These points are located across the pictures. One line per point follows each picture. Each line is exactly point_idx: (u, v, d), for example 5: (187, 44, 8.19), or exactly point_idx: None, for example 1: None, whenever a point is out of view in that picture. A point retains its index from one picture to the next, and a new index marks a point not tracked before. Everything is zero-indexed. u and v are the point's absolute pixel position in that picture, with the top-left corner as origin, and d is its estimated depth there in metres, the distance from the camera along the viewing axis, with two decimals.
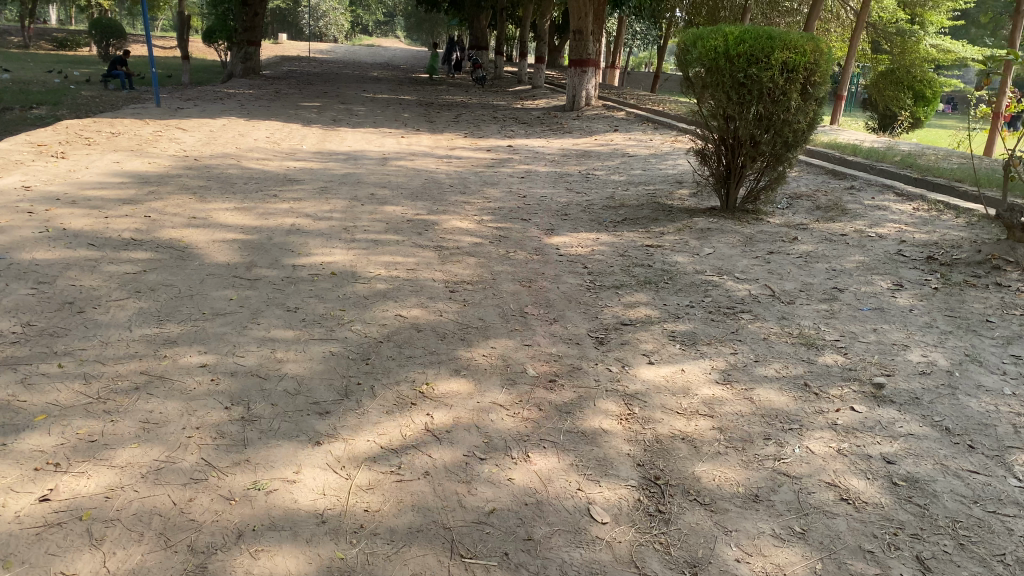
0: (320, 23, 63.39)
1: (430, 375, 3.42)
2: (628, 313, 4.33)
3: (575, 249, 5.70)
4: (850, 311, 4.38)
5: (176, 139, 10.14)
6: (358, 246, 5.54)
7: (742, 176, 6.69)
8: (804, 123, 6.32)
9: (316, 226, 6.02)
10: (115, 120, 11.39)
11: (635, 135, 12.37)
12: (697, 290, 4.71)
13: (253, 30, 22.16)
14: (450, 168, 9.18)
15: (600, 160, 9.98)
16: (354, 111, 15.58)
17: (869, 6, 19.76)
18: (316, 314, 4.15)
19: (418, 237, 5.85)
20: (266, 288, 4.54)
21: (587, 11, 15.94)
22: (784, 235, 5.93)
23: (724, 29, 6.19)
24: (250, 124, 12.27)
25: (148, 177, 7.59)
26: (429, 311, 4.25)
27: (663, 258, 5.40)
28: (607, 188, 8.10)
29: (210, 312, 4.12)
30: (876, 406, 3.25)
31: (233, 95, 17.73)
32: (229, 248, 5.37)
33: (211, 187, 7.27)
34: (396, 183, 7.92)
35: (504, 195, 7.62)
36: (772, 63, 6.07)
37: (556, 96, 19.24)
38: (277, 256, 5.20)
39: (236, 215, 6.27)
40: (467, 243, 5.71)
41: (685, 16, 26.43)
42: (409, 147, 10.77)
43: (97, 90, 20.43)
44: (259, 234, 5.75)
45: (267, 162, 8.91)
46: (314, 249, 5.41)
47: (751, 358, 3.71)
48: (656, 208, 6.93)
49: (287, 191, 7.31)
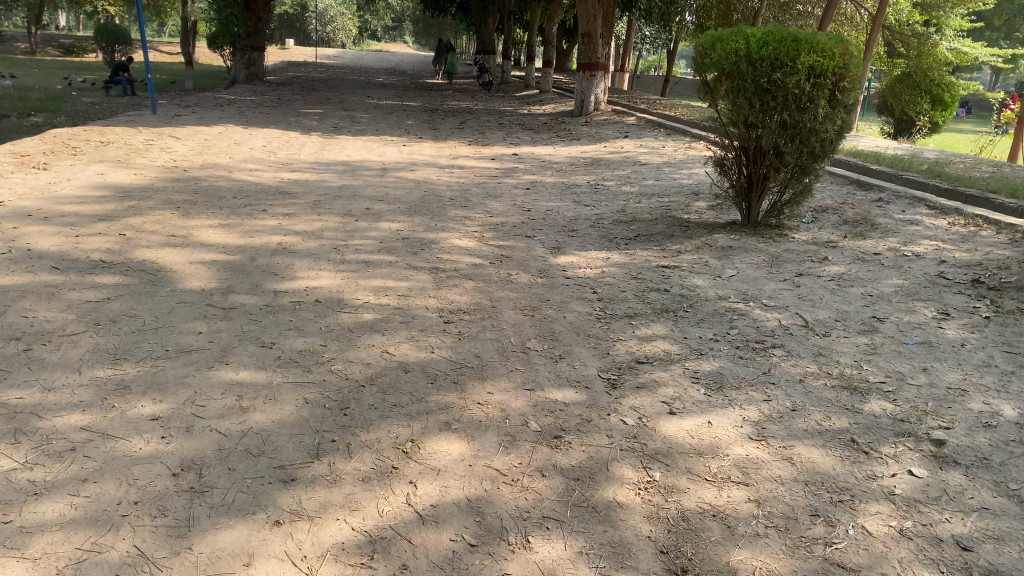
0: (327, 28, 63.21)
1: (416, 430, 2.96)
2: (644, 348, 3.86)
3: (583, 270, 5.23)
4: (893, 346, 3.89)
5: (168, 149, 9.74)
6: (347, 268, 5.09)
7: (765, 188, 6.23)
8: (832, 131, 5.84)
9: (303, 245, 5.58)
10: (107, 128, 10.99)
11: (647, 142, 11.90)
12: (721, 320, 4.24)
13: (256, 35, 21.80)
14: (452, 178, 8.73)
15: (610, 169, 9.51)
16: (356, 118, 15.15)
17: (885, 9, 19.22)
18: (294, 350, 3.70)
19: (413, 257, 5.40)
20: (240, 319, 4.09)
21: (596, 14, 15.45)
22: (812, 254, 5.45)
23: (745, 31, 5.71)
24: (247, 132, 11.86)
25: (130, 191, 7.16)
26: (420, 346, 3.79)
27: (681, 281, 4.93)
28: (618, 200, 7.64)
29: (174, 350, 3.67)
30: (939, 469, 2.77)
31: (234, 101, 17.33)
32: (207, 270, 4.92)
33: (197, 202, 6.84)
34: (394, 196, 7.48)
35: (509, 209, 7.17)
36: (797, 68, 5.59)
37: (563, 101, 18.79)
38: (256, 280, 4.75)
39: (219, 233, 5.83)
40: (466, 264, 5.25)
41: (696, 20, 25.99)
42: (411, 157, 10.34)
43: (97, 96, 20.09)
44: (241, 254, 5.31)
45: (260, 174, 8.48)
46: (298, 271, 4.96)
47: (786, 407, 3.23)
48: (671, 223, 6.46)
49: (277, 205, 6.87)
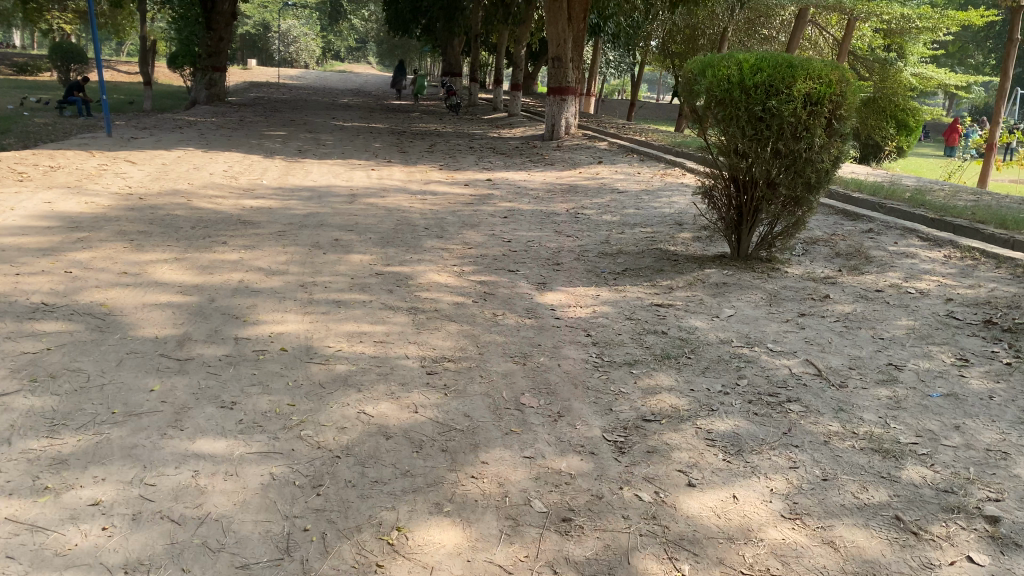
0: (290, 48, 62.64)
1: (403, 515, 2.56)
2: (649, 404, 3.50)
3: (572, 309, 4.87)
4: (917, 399, 3.57)
5: (123, 174, 9.24)
6: (316, 309, 4.67)
7: (756, 220, 5.93)
8: (827, 162, 5.56)
9: (269, 283, 5.15)
10: (58, 152, 10.45)
11: (622, 167, 11.64)
12: (727, 368, 3.89)
13: (218, 55, 21.29)
14: (424, 206, 8.36)
15: (588, 196, 9.19)
16: (322, 141, 14.70)
17: (850, 34, 19.34)
18: (260, 412, 3.28)
19: (389, 295, 4.99)
20: (197, 373, 3.65)
21: (566, 37, 15.23)
22: (812, 290, 5.15)
23: (737, 56, 5.43)
24: (208, 156, 11.38)
25: (80, 221, 6.67)
26: (402, 405, 3.39)
27: (679, 321, 4.59)
28: (600, 230, 7.32)
29: (121, 412, 3.23)
30: (1001, 554, 2.44)
31: (194, 123, 16.77)
32: (161, 314, 4.47)
33: (153, 233, 6.37)
34: (365, 225, 7.08)
35: (487, 239, 6.80)
36: (793, 95, 5.30)
37: (533, 125, 18.52)
38: (216, 325, 4.32)
39: (176, 269, 5.38)
40: (447, 304, 4.86)
41: (662, 44, 26.06)
42: (380, 182, 9.94)
43: (50, 117, 19.38)
44: (200, 295, 4.86)
45: (222, 200, 8.03)
46: (263, 314, 4.53)
47: (816, 476, 2.89)
48: (659, 256, 6.14)
49: (240, 236, 6.42)
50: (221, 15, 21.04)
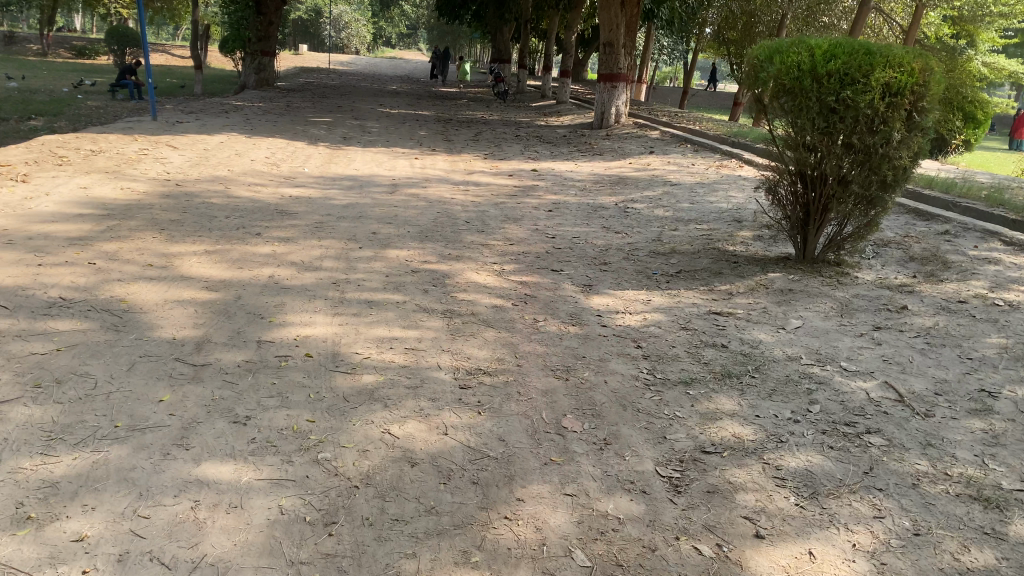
0: (341, 33, 62.82)
1: (424, 564, 2.23)
2: (709, 433, 3.13)
3: (622, 315, 4.49)
4: (1019, 434, 3.11)
5: (163, 159, 9.07)
6: (346, 310, 4.36)
7: (824, 220, 5.48)
8: (907, 158, 5.03)
9: (299, 280, 4.86)
10: (101, 135, 10.34)
11: (675, 158, 11.16)
12: (796, 391, 3.49)
13: (267, 39, 21.18)
14: (467, 197, 8.02)
15: (639, 189, 8.75)
16: (366, 127, 14.45)
17: (918, 22, 18.48)
18: (275, 430, 2.97)
19: (424, 296, 4.66)
20: (213, 382, 3.36)
21: (619, 23, 14.73)
22: (888, 300, 4.69)
23: (809, 41, 4.95)
24: (250, 142, 11.20)
25: (113, 208, 6.47)
26: (431, 425, 3.05)
27: (739, 334, 4.19)
28: (652, 226, 6.89)
29: (124, 426, 2.95)
30: None
31: (240, 107, 16.67)
32: (184, 313, 4.21)
33: (185, 222, 6.13)
34: (404, 218, 6.77)
35: (531, 234, 6.42)
36: (870, 85, 4.78)
37: (582, 113, 18.05)
38: (239, 327, 4.03)
39: (203, 263, 5.12)
40: (485, 307, 4.51)
41: (717, 30, 25.32)
42: (423, 171, 9.63)
43: (102, 100, 19.49)
44: (225, 291, 4.59)
45: (260, 189, 7.79)
46: (289, 315, 4.23)
47: (906, 529, 2.49)
48: (716, 256, 5.71)
49: (273, 228, 6.15)
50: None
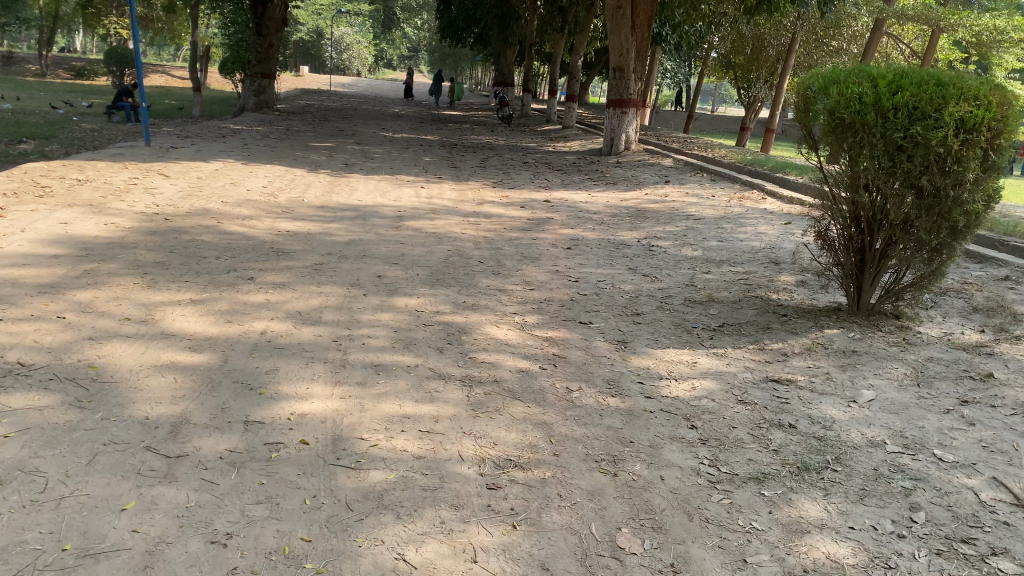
0: (343, 55, 62.65)
1: None
2: (797, 552, 2.55)
3: (666, 383, 3.91)
4: None
5: (153, 190, 8.52)
6: (350, 377, 3.78)
7: (880, 267, 4.92)
8: (980, 203, 4.44)
9: (295, 338, 4.27)
10: (90, 163, 9.80)
11: (692, 188, 10.62)
12: (890, 492, 2.90)
13: (267, 62, 20.69)
14: (478, 231, 7.45)
15: (660, 223, 8.18)
16: (369, 153, 13.92)
17: (934, 46, 17.95)
18: (262, 555, 2.39)
19: (439, 357, 4.08)
20: (189, 481, 2.77)
21: (630, 46, 14.21)
22: (967, 363, 4.11)
23: (871, 72, 4.44)
24: (248, 170, 10.65)
25: (92, 247, 5.89)
26: (456, 548, 2.48)
27: (808, 412, 3.62)
28: (681, 267, 6.32)
29: (73, 551, 2.36)
30: None
31: (239, 132, 16.16)
32: (163, 382, 3.62)
33: (171, 265, 5.56)
34: (412, 257, 6.20)
35: (551, 277, 5.84)
36: (942, 120, 4.21)
37: (590, 138, 17.53)
38: (224, 402, 3.44)
39: (188, 315, 4.53)
40: (509, 372, 3.92)
41: (725, 54, 24.86)
42: (430, 201, 9.07)
43: (98, 122, 18.97)
44: (212, 352, 4.01)
45: (254, 222, 7.22)
46: (284, 385, 3.64)
47: None
48: (761, 306, 5.14)
49: (268, 271, 5.56)
50: (272, 21, 20.43)
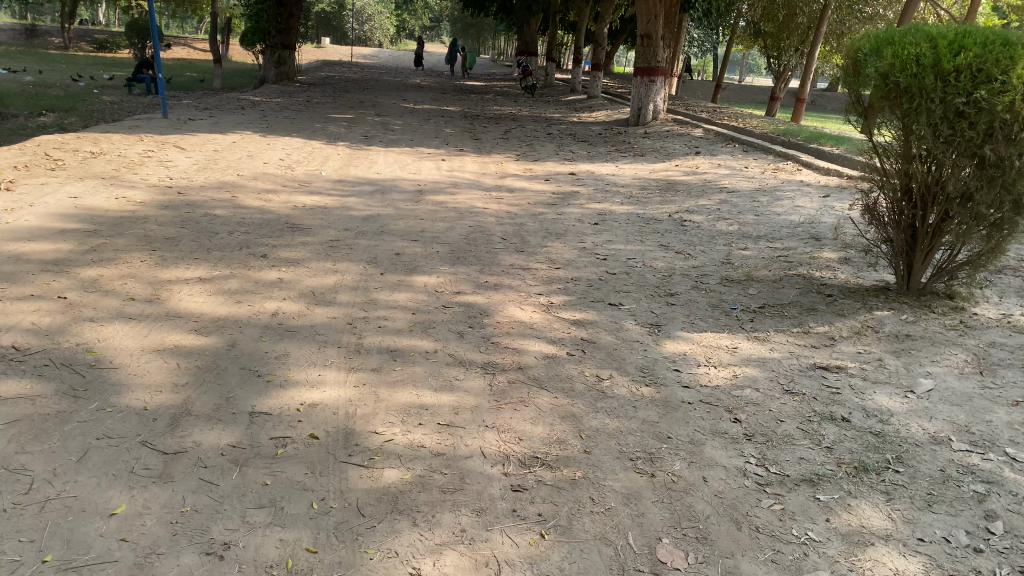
0: (365, 26, 62.12)
1: None
2: (861, 569, 2.27)
3: (706, 371, 3.61)
4: None
5: (167, 163, 8.28)
6: (365, 363, 3.51)
7: (934, 244, 4.57)
8: None
9: (308, 319, 4.00)
10: (105, 135, 9.58)
11: (723, 160, 10.22)
12: (962, 498, 2.60)
13: (288, 32, 20.35)
14: (501, 206, 7.15)
15: (691, 197, 7.83)
16: (390, 126, 13.61)
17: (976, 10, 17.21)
18: (262, 570, 2.15)
19: (460, 342, 3.80)
20: (187, 482, 2.53)
21: (657, 13, 13.74)
22: None
23: (930, 31, 4.07)
24: (265, 143, 10.39)
25: (101, 220, 5.64)
26: (478, 561, 2.22)
27: (861, 404, 3.31)
28: (716, 243, 5.99)
29: (55, 563, 2.13)
30: None
31: (259, 104, 15.90)
32: (164, 368, 3.37)
33: (182, 240, 5.31)
34: (433, 233, 5.92)
35: (579, 255, 5.54)
36: (1010, 83, 3.83)
37: (615, 109, 17.09)
38: (229, 391, 3.19)
39: (196, 294, 4.28)
40: (534, 358, 3.64)
41: (755, 21, 24.14)
42: (451, 175, 8.77)
43: (118, 94, 18.77)
44: (219, 334, 3.76)
45: (270, 196, 6.96)
46: (293, 371, 3.39)
47: None
48: (804, 286, 4.82)
49: (282, 247, 5.30)
50: None
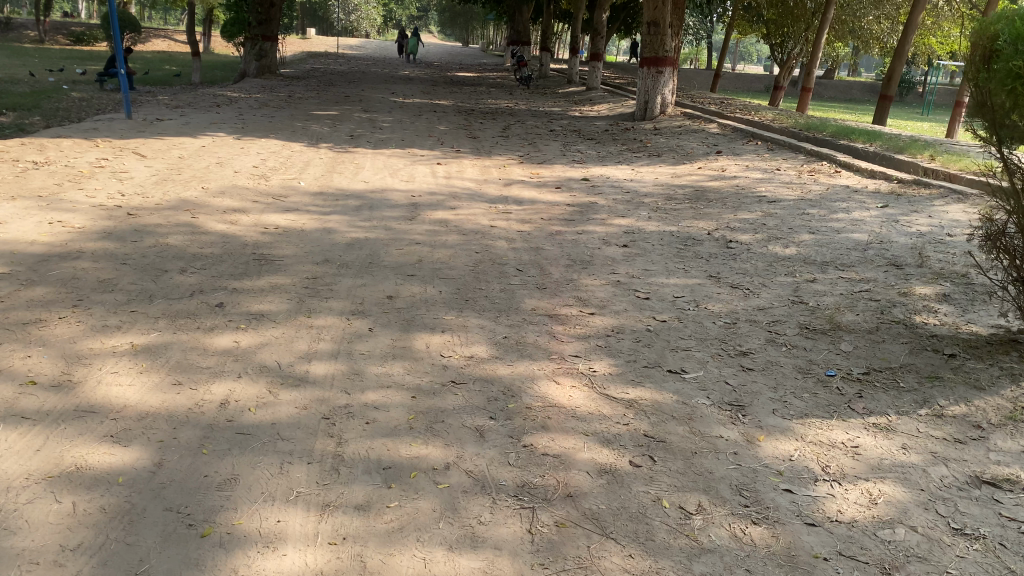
0: (351, 17, 60.65)
1: None
2: None
3: (830, 493, 2.56)
4: None
5: (122, 174, 7.17)
6: (348, 493, 2.44)
7: None
8: None
9: (270, 413, 2.92)
10: (56, 141, 8.46)
11: (749, 160, 9.20)
12: None
13: (269, 23, 19.11)
14: (510, 223, 6.08)
15: (728, 208, 6.79)
16: (379, 122, 12.50)
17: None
18: None
19: (480, 445, 2.74)
20: None
21: None
22: None
23: None
24: (240, 146, 9.29)
25: (22, 258, 4.54)
26: None
27: None
28: (776, 272, 4.94)
29: None
30: None
31: (237, 100, 14.72)
32: (48, 516, 2.29)
33: (119, 285, 4.22)
34: (433, 265, 4.85)
35: (615, 293, 4.48)
36: None
37: (618, 101, 16.04)
38: (142, 559, 2.12)
39: (123, 373, 3.19)
40: (588, 477, 2.58)
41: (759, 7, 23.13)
42: (449, 183, 7.70)
43: (87, 90, 17.53)
44: (145, 441, 2.69)
45: (237, 216, 5.88)
46: (243, 514, 2.32)
47: None
48: (911, 339, 3.78)
49: (245, 292, 4.22)
50: None
